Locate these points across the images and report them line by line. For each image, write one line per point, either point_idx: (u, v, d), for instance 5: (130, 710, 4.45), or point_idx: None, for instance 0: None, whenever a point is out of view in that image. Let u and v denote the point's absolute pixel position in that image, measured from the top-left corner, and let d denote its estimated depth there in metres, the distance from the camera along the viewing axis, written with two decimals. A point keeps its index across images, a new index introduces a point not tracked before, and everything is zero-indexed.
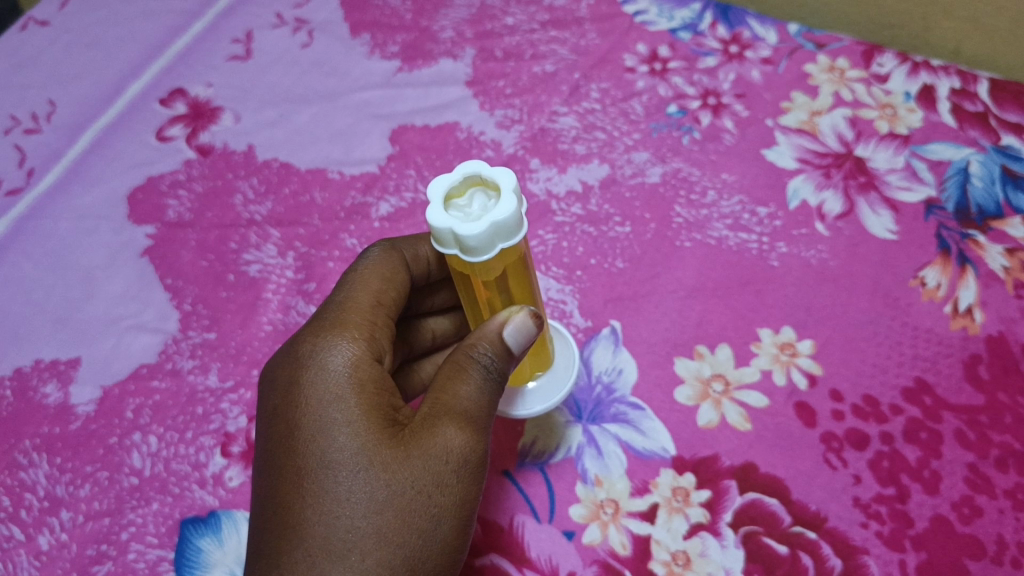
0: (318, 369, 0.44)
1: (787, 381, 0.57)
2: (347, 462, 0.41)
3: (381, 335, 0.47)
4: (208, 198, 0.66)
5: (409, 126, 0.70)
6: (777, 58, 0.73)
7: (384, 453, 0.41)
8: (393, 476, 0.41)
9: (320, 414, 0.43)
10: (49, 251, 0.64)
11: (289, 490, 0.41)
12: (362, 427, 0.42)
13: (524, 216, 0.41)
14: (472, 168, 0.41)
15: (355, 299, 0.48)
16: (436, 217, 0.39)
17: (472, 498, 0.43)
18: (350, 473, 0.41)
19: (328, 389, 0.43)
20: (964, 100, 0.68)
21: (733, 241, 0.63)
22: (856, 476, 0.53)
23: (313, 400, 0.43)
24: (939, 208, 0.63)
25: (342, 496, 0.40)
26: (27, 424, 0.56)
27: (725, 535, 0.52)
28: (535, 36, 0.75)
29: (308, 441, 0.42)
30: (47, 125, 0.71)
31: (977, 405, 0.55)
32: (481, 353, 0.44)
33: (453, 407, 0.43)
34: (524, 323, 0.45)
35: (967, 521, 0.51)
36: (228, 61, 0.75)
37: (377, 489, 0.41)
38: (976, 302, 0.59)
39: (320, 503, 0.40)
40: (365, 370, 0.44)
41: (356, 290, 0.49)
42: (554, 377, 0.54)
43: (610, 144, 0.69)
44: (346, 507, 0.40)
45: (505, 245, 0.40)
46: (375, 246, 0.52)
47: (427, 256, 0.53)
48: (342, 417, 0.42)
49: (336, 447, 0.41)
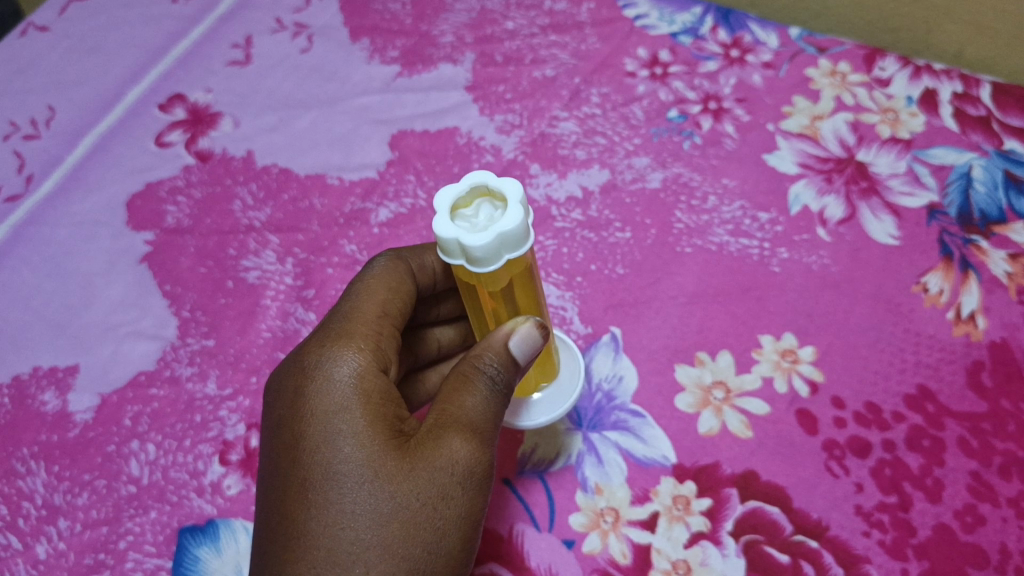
0: (323, 379, 0.44)
1: (789, 388, 0.56)
2: (352, 474, 0.41)
3: (387, 345, 0.47)
4: (207, 204, 0.66)
5: (409, 131, 0.70)
6: (778, 63, 0.73)
7: (389, 464, 0.41)
8: (398, 487, 0.41)
9: (325, 424, 0.42)
10: (48, 257, 0.64)
11: (294, 500, 0.41)
12: (367, 438, 0.42)
13: (531, 228, 0.40)
14: (479, 179, 0.41)
15: (360, 308, 0.48)
16: (442, 227, 0.39)
17: (477, 511, 0.43)
18: (355, 484, 0.40)
19: (334, 400, 0.43)
20: (966, 104, 0.68)
21: (733, 247, 0.63)
22: (858, 484, 0.53)
23: (318, 410, 0.43)
24: (941, 213, 0.63)
25: (347, 507, 0.40)
26: (25, 432, 0.56)
27: (726, 544, 0.52)
28: (535, 41, 0.75)
29: (313, 452, 0.42)
30: (47, 131, 0.71)
31: (980, 412, 0.54)
32: (487, 364, 0.44)
33: (458, 418, 0.43)
34: (529, 333, 0.45)
35: (970, 530, 0.51)
36: (228, 66, 0.74)
37: (382, 501, 0.40)
38: (978, 308, 0.58)
39: (325, 514, 0.40)
40: (371, 380, 0.44)
41: (361, 300, 0.49)
42: (559, 389, 0.54)
43: (611, 149, 0.68)
44: (351, 519, 0.40)
45: (511, 256, 0.40)
46: (381, 256, 0.52)
47: (434, 267, 0.53)
48: (347, 427, 0.42)
49: (341, 458, 0.41)
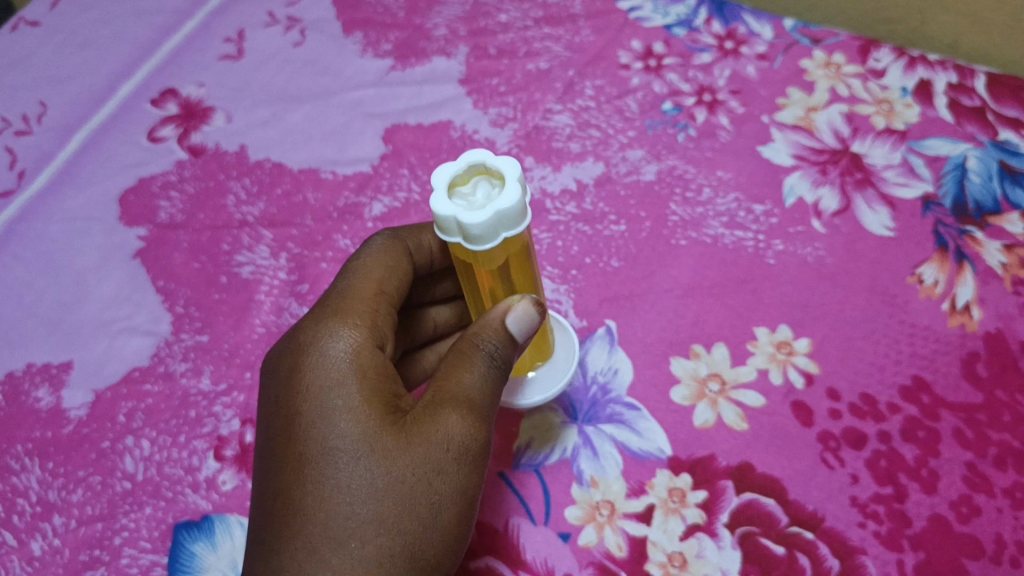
0: (319, 355, 0.44)
1: (784, 380, 0.56)
2: (349, 448, 0.41)
3: (383, 322, 0.47)
4: (200, 199, 0.66)
5: (403, 125, 0.69)
6: (772, 54, 0.72)
7: (384, 440, 0.41)
8: (394, 461, 0.40)
9: (322, 399, 0.42)
10: (41, 253, 0.64)
11: (290, 475, 0.41)
12: (365, 413, 0.42)
13: (529, 206, 0.40)
14: (478, 157, 0.40)
15: (355, 285, 0.48)
16: (440, 205, 0.39)
17: (474, 488, 0.42)
18: (351, 459, 0.40)
19: (330, 375, 0.43)
20: (961, 95, 0.68)
21: (728, 239, 0.63)
22: (853, 476, 0.53)
23: (315, 385, 0.43)
24: (936, 205, 0.63)
25: (342, 481, 0.40)
26: (19, 429, 0.56)
27: (722, 536, 0.52)
28: (529, 33, 0.75)
29: (309, 427, 0.42)
30: (39, 127, 0.70)
31: (976, 403, 0.54)
32: (485, 342, 0.44)
33: (457, 395, 0.43)
34: (526, 311, 0.45)
35: (965, 521, 0.51)
36: (220, 60, 0.74)
37: (378, 476, 0.40)
38: (973, 299, 0.58)
39: (320, 489, 0.40)
40: (366, 356, 0.44)
41: (356, 277, 0.48)
42: (554, 369, 0.55)
43: (605, 142, 0.68)
44: (346, 494, 0.40)
45: (509, 234, 0.40)
46: (378, 235, 0.51)
47: (430, 244, 0.53)
48: (344, 401, 0.42)
49: (337, 433, 0.41)
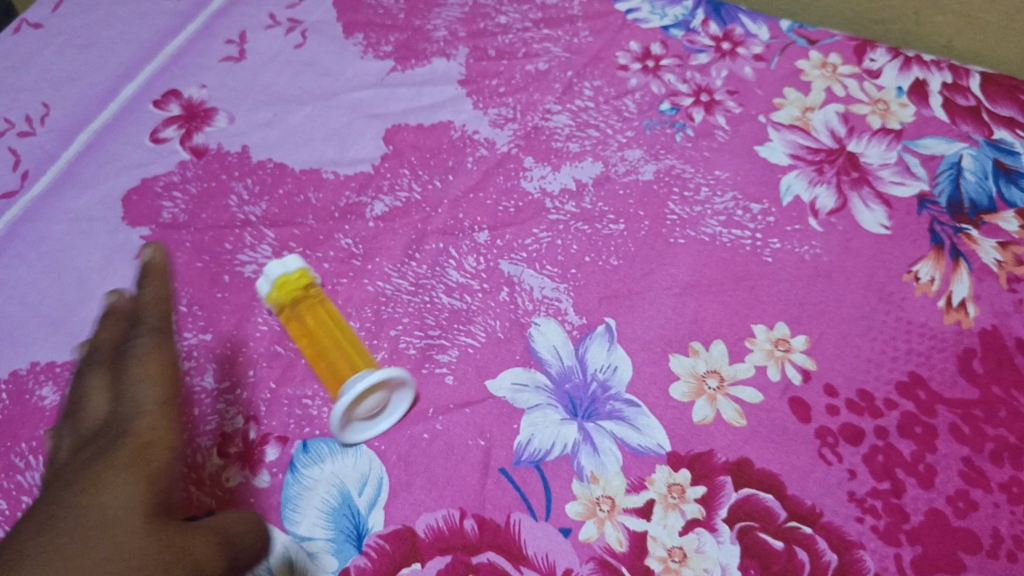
0: (126, 456, 0.49)
1: (781, 376, 0.57)
2: (116, 515, 0.45)
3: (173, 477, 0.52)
4: (203, 199, 0.66)
5: (403, 126, 0.70)
6: (768, 55, 0.74)
7: (141, 519, 0.46)
8: (157, 542, 0.45)
9: (117, 477, 0.48)
10: (44, 253, 0.64)
11: (76, 514, 0.45)
12: (139, 502, 0.47)
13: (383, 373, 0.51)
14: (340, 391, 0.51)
15: (144, 403, 0.52)
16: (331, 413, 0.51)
17: (223, 574, 0.48)
18: (116, 521, 0.45)
19: (123, 460, 0.49)
20: (956, 94, 0.69)
21: (726, 238, 0.63)
22: (851, 471, 0.53)
23: (114, 468, 0.48)
24: (932, 203, 0.64)
25: (116, 536, 0.44)
26: (23, 427, 0.56)
27: (721, 531, 0.52)
28: (528, 35, 0.76)
29: (86, 494, 0.46)
30: (42, 128, 0.71)
31: (972, 399, 0.55)
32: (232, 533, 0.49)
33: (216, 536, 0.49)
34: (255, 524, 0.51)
35: (963, 515, 0.52)
36: (222, 62, 0.75)
37: (138, 538, 0.44)
38: (969, 296, 0.59)
39: (90, 527, 0.44)
40: (134, 445, 0.50)
41: (142, 402, 0.53)
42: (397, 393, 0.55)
43: (604, 142, 0.69)
44: (113, 543, 0.43)
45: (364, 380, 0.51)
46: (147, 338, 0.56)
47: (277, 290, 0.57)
48: (120, 478, 0.48)
49: (116, 501, 0.46)
